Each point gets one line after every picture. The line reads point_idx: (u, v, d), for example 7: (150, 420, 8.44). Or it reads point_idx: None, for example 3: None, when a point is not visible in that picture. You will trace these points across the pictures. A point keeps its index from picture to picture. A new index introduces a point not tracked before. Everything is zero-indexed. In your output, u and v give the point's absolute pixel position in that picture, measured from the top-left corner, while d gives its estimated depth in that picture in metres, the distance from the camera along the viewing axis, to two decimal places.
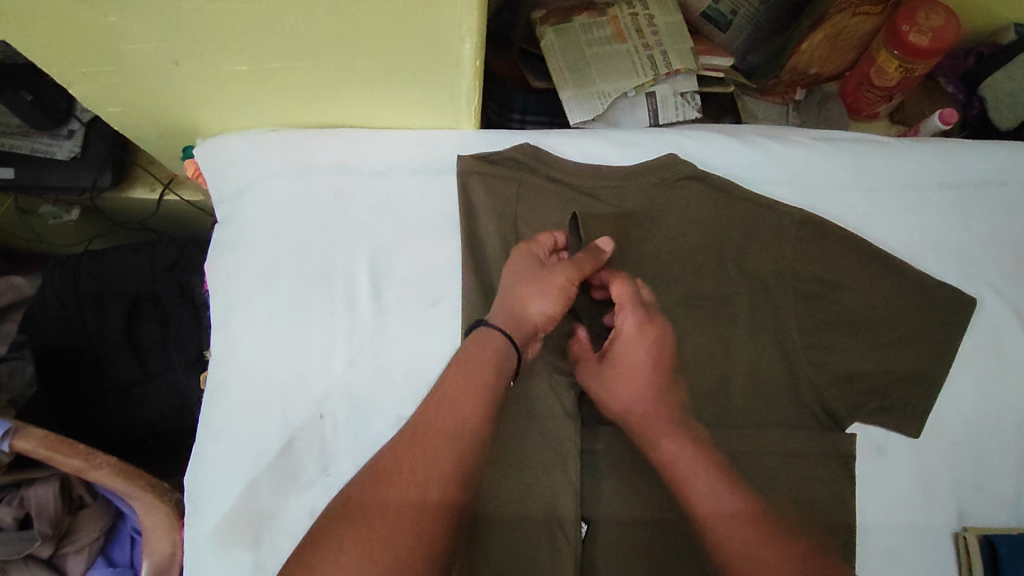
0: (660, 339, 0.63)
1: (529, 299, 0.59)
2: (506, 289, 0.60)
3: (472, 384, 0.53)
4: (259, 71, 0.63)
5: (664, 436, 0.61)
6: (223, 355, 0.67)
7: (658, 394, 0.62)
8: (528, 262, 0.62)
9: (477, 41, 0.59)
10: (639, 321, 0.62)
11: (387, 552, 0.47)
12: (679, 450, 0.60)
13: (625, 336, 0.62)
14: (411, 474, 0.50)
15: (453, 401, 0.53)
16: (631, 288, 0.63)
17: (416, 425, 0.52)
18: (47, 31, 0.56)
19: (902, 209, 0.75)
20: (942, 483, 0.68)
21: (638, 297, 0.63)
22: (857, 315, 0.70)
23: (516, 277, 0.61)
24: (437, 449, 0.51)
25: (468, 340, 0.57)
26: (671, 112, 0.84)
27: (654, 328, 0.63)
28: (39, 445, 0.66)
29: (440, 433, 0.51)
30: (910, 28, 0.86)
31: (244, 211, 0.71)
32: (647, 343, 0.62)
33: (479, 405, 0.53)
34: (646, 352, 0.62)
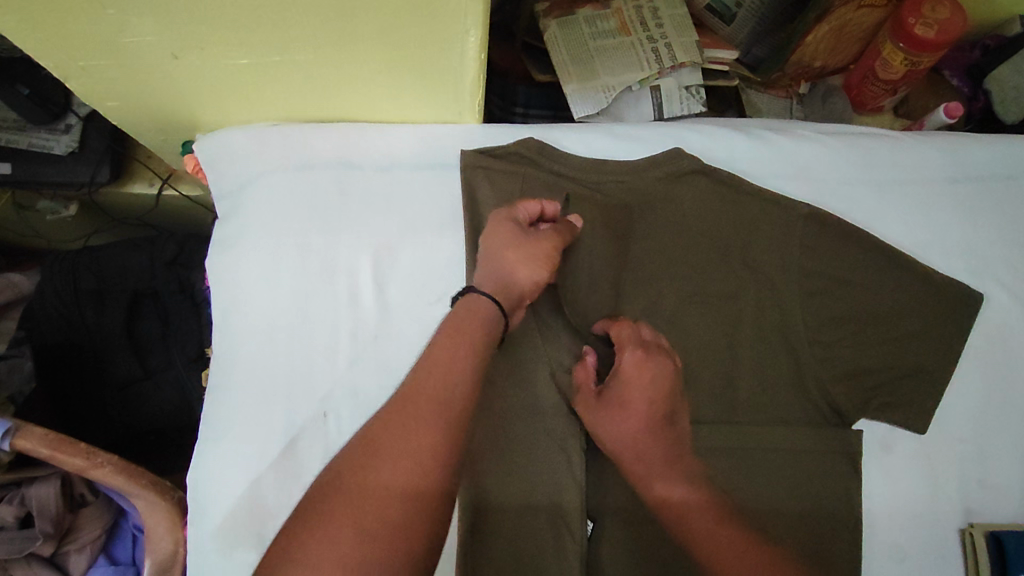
0: (662, 376, 0.63)
1: (518, 265, 0.60)
2: (490, 255, 0.61)
3: (457, 351, 0.53)
4: (260, 65, 0.62)
5: (660, 475, 0.60)
6: (226, 352, 0.67)
7: (659, 436, 0.61)
8: (512, 228, 0.63)
9: (482, 34, 0.58)
10: (639, 357, 0.63)
11: (381, 522, 0.44)
12: (670, 479, 0.60)
13: (624, 370, 0.63)
14: (404, 442, 0.48)
15: (439, 367, 0.52)
16: (628, 330, 0.66)
17: (403, 395, 0.50)
18: (43, 24, 0.55)
19: (910, 204, 0.74)
20: (948, 480, 0.68)
21: (638, 338, 0.65)
22: (864, 311, 0.69)
23: (502, 241, 0.62)
24: (428, 416, 0.49)
25: (455, 308, 0.57)
26: (676, 105, 0.83)
27: (655, 364, 0.63)
28: (40, 445, 0.65)
29: (431, 397, 0.50)
30: (917, 20, 0.85)
31: (246, 206, 0.70)
32: (648, 375, 0.62)
33: (465, 369, 0.52)
34: (646, 385, 0.62)
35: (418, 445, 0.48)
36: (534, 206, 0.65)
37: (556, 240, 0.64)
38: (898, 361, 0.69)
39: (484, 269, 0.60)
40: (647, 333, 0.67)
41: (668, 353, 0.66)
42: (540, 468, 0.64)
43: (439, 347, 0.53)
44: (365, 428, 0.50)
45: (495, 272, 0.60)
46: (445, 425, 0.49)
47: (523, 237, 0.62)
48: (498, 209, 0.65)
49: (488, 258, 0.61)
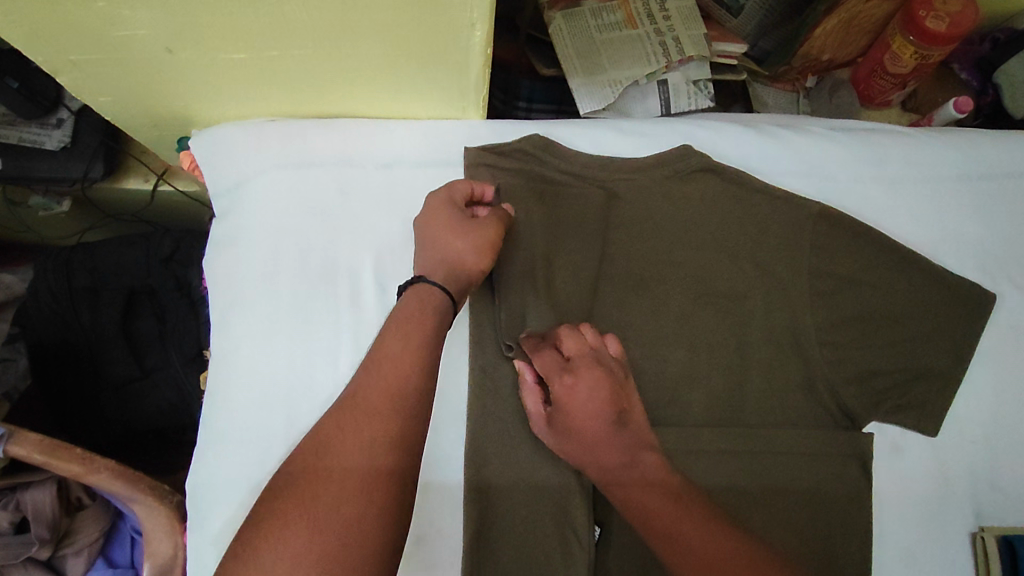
0: (596, 390, 0.57)
1: (467, 253, 0.59)
2: (428, 244, 0.60)
3: (411, 342, 0.52)
4: (258, 60, 0.61)
5: (624, 476, 0.57)
6: (223, 354, 0.65)
7: (610, 444, 0.57)
8: (449, 214, 0.61)
9: (489, 28, 0.56)
10: (566, 381, 0.58)
11: (333, 519, 0.44)
12: (631, 478, 0.57)
13: (558, 402, 0.58)
14: (356, 436, 0.47)
15: (389, 356, 0.51)
16: (546, 357, 0.60)
17: (353, 390, 0.50)
18: (33, 17, 0.53)
19: (922, 203, 0.73)
20: (959, 483, 0.67)
21: (559, 360, 0.60)
22: (876, 311, 0.68)
23: (445, 229, 0.60)
24: (381, 408, 0.48)
25: (408, 295, 0.56)
26: (683, 101, 0.82)
27: (583, 384, 0.57)
28: (35, 451, 0.63)
29: (381, 390, 0.49)
30: (927, 13, 0.84)
31: (243, 205, 0.68)
32: (579, 398, 0.57)
33: (418, 355, 0.51)
34: (580, 411, 0.57)
35: (370, 439, 0.47)
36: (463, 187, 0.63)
37: (504, 222, 0.63)
38: (910, 363, 0.68)
39: (427, 258, 0.59)
40: (568, 344, 0.60)
41: (594, 357, 0.59)
42: (547, 472, 0.62)
43: (388, 337, 0.52)
44: (315, 427, 0.49)
45: (444, 260, 0.58)
46: (397, 417, 0.49)
47: (466, 222, 0.60)
48: (429, 195, 0.63)
49: (429, 248, 0.60)
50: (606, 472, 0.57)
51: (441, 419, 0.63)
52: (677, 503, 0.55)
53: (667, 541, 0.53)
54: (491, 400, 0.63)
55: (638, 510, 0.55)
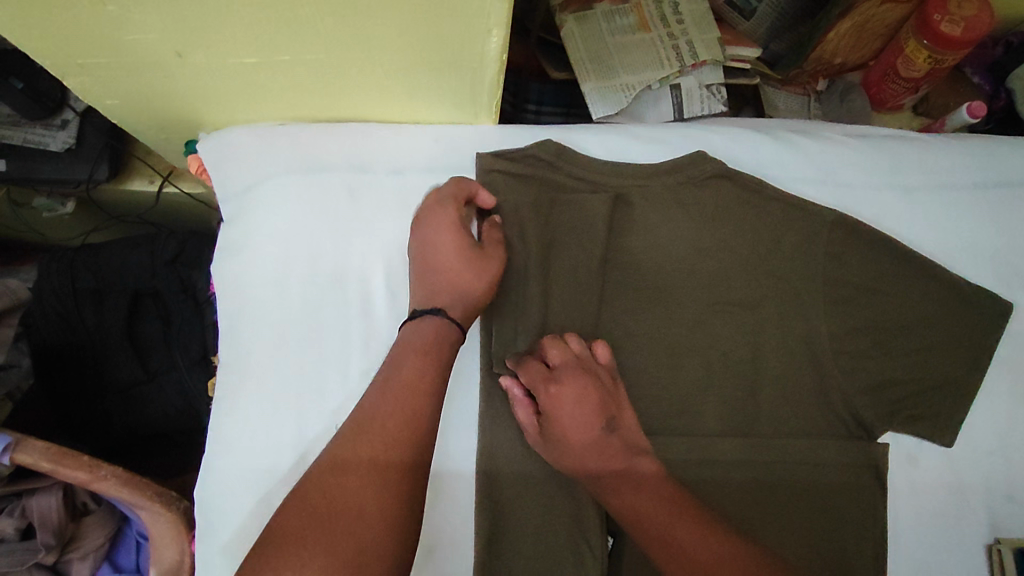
0: (583, 398, 0.57)
1: (479, 288, 0.59)
2: (432, 271, 0.59)
3: (423, 367, 0.53)
4: (268, 64, 0.60)
5: (628, 489, 0.56)
6: (232, 362, 0.65)
7: (604, 452, 0.57)
8: (457, 244, 0.60)
9: (504, 35, 0.55)
10: (552, 391, 0.57)
11: (352, 542, 0.43)
12: (638, 493, 0.56)
13: (547, 414, 0.58)
14: (371, 463, 0.47)
15: (399, 382, 0.51)
16: (531, 369, 0.59)
17: (363, 418, 0.49)
18: (40, 21, 0.52)
19: (937, 210, 0.72)
20: (974, 494, 0.66)
21: (544, 370, 0.59)
22: (892, 321, 0.67)
23: (458, 263, 0.59)
24: (395, 431, 0.49)
25: (425, 330, 0.56)
26: (696, 105, 0.80)
27: (571, 394, 0.57)
28: (42, 458, 0.62)
29: (394, 413, 0.49)
30: (943, 17, 0.83)
31: (253, 210, 0.68)
32: (567, 408, 0.57)
33: (431, 379, 0.52)
34: (569, 422, 0.57)
35: (384, 467, 0.47)
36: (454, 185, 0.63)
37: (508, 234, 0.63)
38: (925, 374, 0.67)
39: (438, 293, 0.58)
40: (553, 355, 0.59)
41: (580, 366, 0.59)
42: (558, 483, 0.61)
43: (393, 364, 0.53)
44: (321, 453, 0.48)
45: (456, 300, 0.58)
46: (409, 440, 0.49)
47: (475, 253, 0.60)
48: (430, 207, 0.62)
49: (438, 282, 0.59)
50: (612, 485, 0.56)
51: (452, 429, 0.63)
52: (686, 514, 0.54)
53: (662, 544, 0.53)
54: (502, 408, 0.62)
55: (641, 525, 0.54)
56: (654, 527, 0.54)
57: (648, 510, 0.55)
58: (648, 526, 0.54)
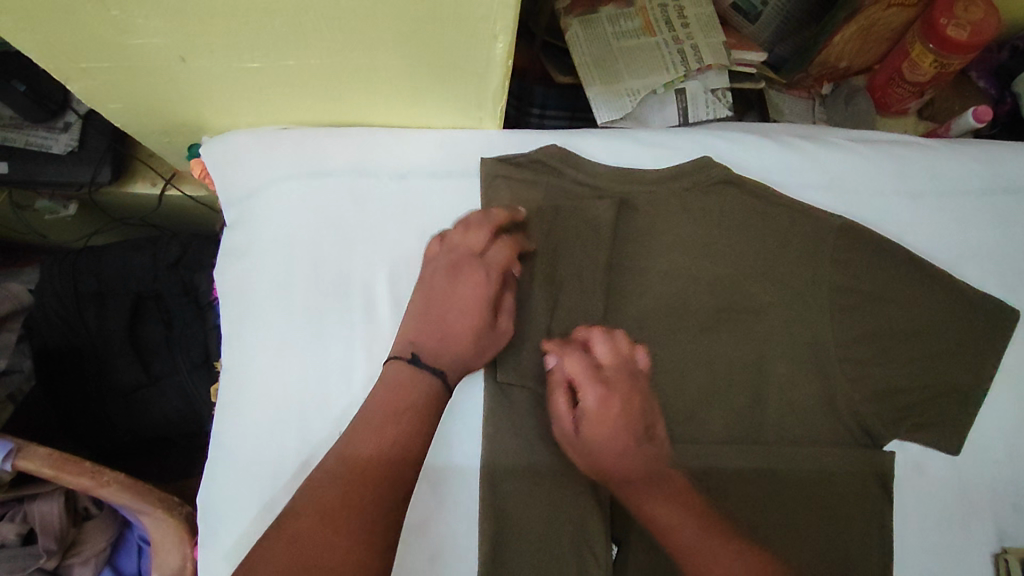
0: (627, 402, 0.59)
1: (473, 359, 0.60)
2: (442, 327, 0.59)
3: (415, 418, 0.55)
4: (272, 69, 0.59)
5: (650, 494, 0.57)
6: (236, 368, 0.64)
7: (637, 454, 0.58)
8: (473, 311, 0.60)
9: (510, 41, 0.55)
10: (599, 392, 0.58)
11: None
12: (657, 497, 0.57)
13: (588, 413, 0.58)
14: (368, 512, 0.49)
15: (389, 427, 0.53)
16: (578, 362, 0.59)
17: (356, 464, 0.51)
18: (43, 25, 0.52)
19: (944, 217, 0.72)
20: (981, 502, 0.66)
21: (591, 366, 0.59)
22: (898, 328, 0.67)
23: (466, 334, 0.59)
24: (384, 479, 0.51)
25: (428, 389, 0.57)
26: (701, 109, 0.80)
27: (615, 397, 0.58)
28: (45, 465, 0.62)
29: (385, 462, 0.51)
30: (949, 21, 0.82)
31: (257, 215, 0.67)
32: (610, 411, 0.58)
33: (421, 432, 0.54)
34: (608, 423, 0.58)
35: (379, 513, 0.49)
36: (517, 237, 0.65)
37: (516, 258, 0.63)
38: (932, 382, 0.66)
39: (439, 350, 0.59)
40: (599, 353, 0.60)
41: (626, 371, 0.60)
42: (563, 491, 0.61)
43: (378, 407, 0.54)
44: (311, 497, 0.49)
45: (455, 363, 0.59)
46: (395, 489, 0.51)
47: (485, 328, 0.60)
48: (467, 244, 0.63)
49: (446, 343, 0.59)
50: (634, 489, 0.58)
51: (457, 436, 0.62)
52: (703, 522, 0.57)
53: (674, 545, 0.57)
54: (507, 415, 0.62)
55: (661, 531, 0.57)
56: (674, 534, 0.56)
57: (667, 514, 0.57)
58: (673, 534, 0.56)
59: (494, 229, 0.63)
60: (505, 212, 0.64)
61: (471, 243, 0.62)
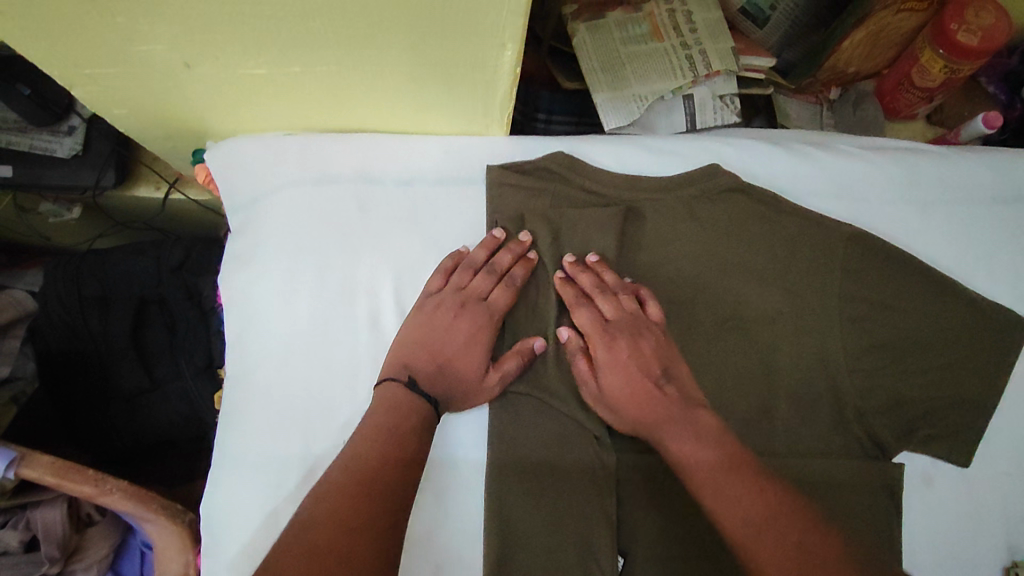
0: (637, 350, 0.61)
1: (468, 397, 0.60)
2: (439, 359, 0.60)
3: (408, 441, 0.55)
4: (278, 75, 0.59)
5: (676, 427, 0.56)
6: (240, 375, 0.64)
7: (652, 401, 0.58)
8: (474, 350, 0.61)
9: (518, 48, 0.55)
10: (606, 343, 0.61)
11: None
12: (684, 435, 0.56)
13: (603, 365, 0.61)
14: (369, 521, 0.49)
15: (388, 446, 0.54)
16: (588, 315, 0.62)
17: (364, 476, 0.51)
18: (47, 31, 0.51)
19: (955, 225, 0.71)
20: (991, 515, 0.65)
21: (601, 318, 0.62)
22: (907, 337, 0.66)
23: (462, 369, 0.60)
24: (383, 493, 0.51)
25: (416, 416, 0.57)
26: (709, 116, 0.80)
27: (623, 345, 0.60)
28: (47, 473, 0.62)
29: (385, 475, 0.52)
30: (959, 26, 0.82)
31: (261, 222, 0.67)
32: (620, 356, 0.60)
33: (417, 452, 0.55)
34: (621, 367, 0.60)
35: (388, 524, 0.50)
36: (520, 269, 0.64)
37: (513, 281, 0.64)
38: (941, 392, 0.66)
39: (435, 382, 0.59)
40: (607, 306, 0.62)
41: (633, 319, 0.62)
42: (568, 503, 0.60)
43: (381, 422, 0.55)
44: (320, 509, 0.49)
45: (447, 392, 0.60)
46: (391, 502, 0.51)
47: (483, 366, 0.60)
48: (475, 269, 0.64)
49: (442, 372, 0.60)
50: (662, 426, 0.57)
51: (461, 445, 0.62)
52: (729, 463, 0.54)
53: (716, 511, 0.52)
54: (512, 425, 0.61)
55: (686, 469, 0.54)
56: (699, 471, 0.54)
57: (692, 449, 0.55)
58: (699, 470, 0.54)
59: (498, 276, 0.64)
60: (509, 255, 0.64)
61: (478, 288, 0.63)
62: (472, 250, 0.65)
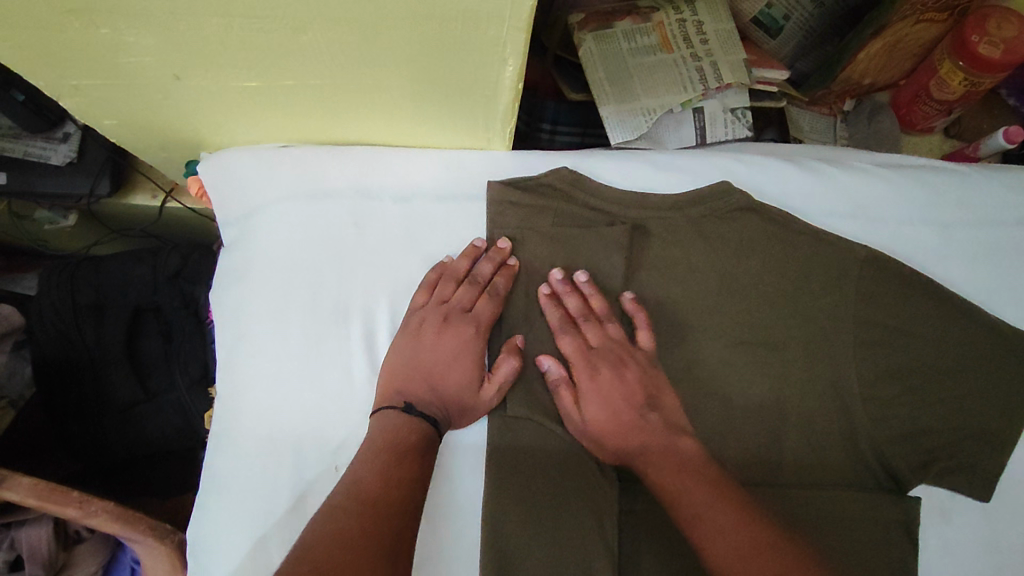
0: (622, 380, 0.59)
1: (466, 412, 0.58)
2: (431, 380, 0.58)
3: (410, 462, 0.52)
4: (271, 87, 0.57)
5: (664, 452, 0.55)
6: (229, 395, 0.62)
7: (641, 429, 0.56)
8: (465, 365, 0.59)
9: (522, 62, 0.52)
10: (589, 372, 0.59)
11: None
12: (667, 465, 0.54)
13: (589, 395, 0.58)
14: (377, 536, 0.46)
15: (392, 466, 0.51)
16: (571, 343, 0.60)
17: (372, 494, 0.49)
18: (30, 43, 0.49)
19: (976, 247, 0.68)
20: (1011, 552, 0.62)
21: (585, 345, 0.60)
22: (928, 365, 0.63)
23: (454, 388, 0.58)
24: (389, 510, 0.48)
25: (417, 434, 0.54)
26: (720, 129, 0.77)
27: (606, 374, 0.59)
28: (30, 496, 0.58)
29: (392, 491, 0.50)
30: (981, 38, 0.78)
31: (255, 237, 0.65)
32: (604, 386, 0.58)
33: (420, 471, 0.52)
34: (604, 396, 0.58)
35: (398, 540, 0.47)
36: (502, 278, 0.62)
37: (498, 292, 0.61)
38: (962, 422, 0.62)
39: (429, 402, 0.57)
40: (590, 333, 0.61)
41: (616, 346, 0.60)
42: (571, 537, 0.56)
43: (382, 445, 0.53)
44: (328, 527, 0.46)
45: (442, 411, 0.57)
46: (398, 518, 0.48)
47: (471, 376, 0.58)
48: (454, 279, 0.61)
49: (436, 392, 0.58)
50: (649, 451, 0.55)
51: (460, 472, 0.58)
52: (710, 492, 0.52)
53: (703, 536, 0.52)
54: (512, 452, 0.58)
55: (673, 496, 0.52)
56: (682, 492, 0.52)
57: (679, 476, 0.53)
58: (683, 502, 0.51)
59: (481, 286, 0.61)
60: (490, 264, 0.62)
61: (461, 300, 0.60)
62: (455, 260, 0.63)
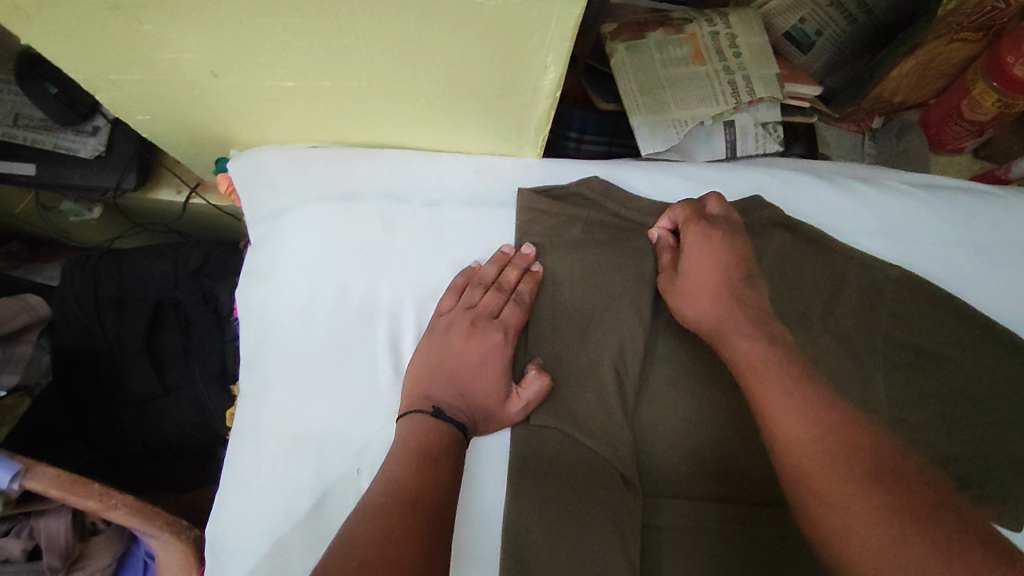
0: (730, 246, 0.59)
1: (496, 421, 0.57)
2: (458, 385, 0.58)
3: (442, 467, 0.52)
4: (307, 87, 0.57)
5: (778, 385, 0.47)
6: (252, 396, 0.61)
7: (736, 297, 0.56)
8: (494, 373, 0.58)
9: (562, 71, 0.52)
10: (701, 228, 0.60)
11: None
12: (772, 379, 0.48)
13: (692, 248, 0.59)
14: (418, 542, 0.45)
15: (426, 468, 0.51)
16: (685, 206, 0.62)
17: (405, 495, 0.48)
18: (74, 38, 0.50)
19: (1009, 272, 0.67)
20: None
21: (699, 212, 0.62)
22: (957, 389, 0.62)
23: (482, 395, 0.57)
24: (422, 510, 0.48)
25: (448, 441, 0.54)
26: (750, 143, 0.77)
27: (718, 234, 0.59)
28: (50, 486, 0.58)
29: (426, 493, 0.49)
30: (1016, 59, 0.77)
31: (285, 236, 0.65)
32: (714, 245, 0.59)
33: (451, 471, 0.52)
34: (711, 254, 0.58)
35: (433, 544, 0.46)
36: (527, 285, 0.61)
37: (525, 298, 0.61)
38: (995, 448, 0.60)
39: (459, 409, 0.56)
40: (712, 206, 0.63)
41: (734, 223, 0.61)
42: (592, 550, 0.54)
43: (413, 448, 0.52)
44: (363, 528, 0.45)
45: (469, 416, 0.57)
46: (431, 520, 0.48)
47: (501, 386, 0.57)
48: (479, 285, 0.61)
49: (462, 399, 0.57)
50: (762, 386, 0.48)
51: (484, 479, 0.58)
52: (812, 418, 0.44)
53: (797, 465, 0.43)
54: (533, 462, 0.57)
55: (745, 367, 0.50)
56: (755, 369, 0.49)
57: (795, 428, 0.44)
58: (801, 455, 0.43)
59: (507, 293, 0.61)
60: (515, 270, 0.62)
61: (488, 305, 0.60)
62: (483, 266, 0.63)
